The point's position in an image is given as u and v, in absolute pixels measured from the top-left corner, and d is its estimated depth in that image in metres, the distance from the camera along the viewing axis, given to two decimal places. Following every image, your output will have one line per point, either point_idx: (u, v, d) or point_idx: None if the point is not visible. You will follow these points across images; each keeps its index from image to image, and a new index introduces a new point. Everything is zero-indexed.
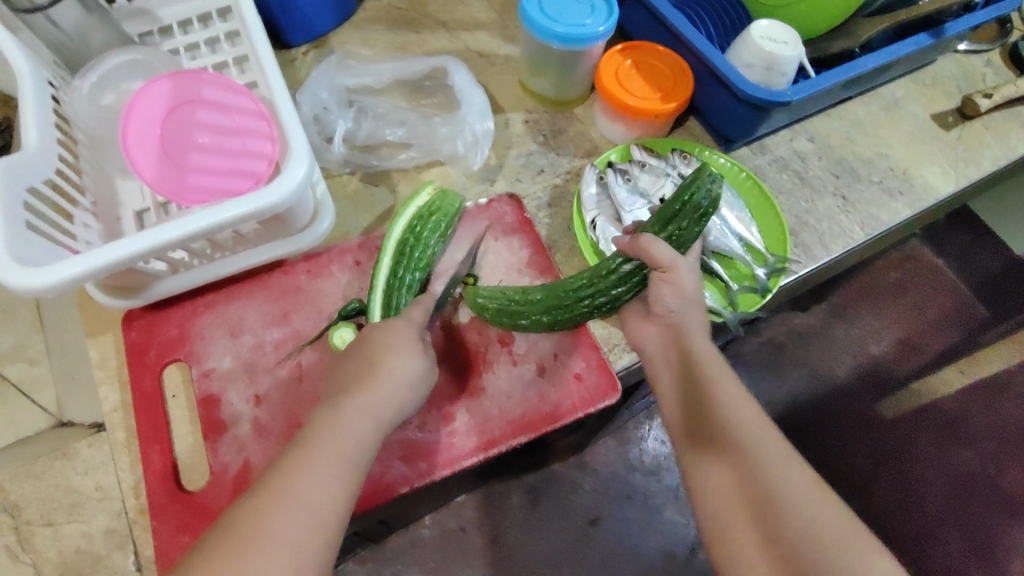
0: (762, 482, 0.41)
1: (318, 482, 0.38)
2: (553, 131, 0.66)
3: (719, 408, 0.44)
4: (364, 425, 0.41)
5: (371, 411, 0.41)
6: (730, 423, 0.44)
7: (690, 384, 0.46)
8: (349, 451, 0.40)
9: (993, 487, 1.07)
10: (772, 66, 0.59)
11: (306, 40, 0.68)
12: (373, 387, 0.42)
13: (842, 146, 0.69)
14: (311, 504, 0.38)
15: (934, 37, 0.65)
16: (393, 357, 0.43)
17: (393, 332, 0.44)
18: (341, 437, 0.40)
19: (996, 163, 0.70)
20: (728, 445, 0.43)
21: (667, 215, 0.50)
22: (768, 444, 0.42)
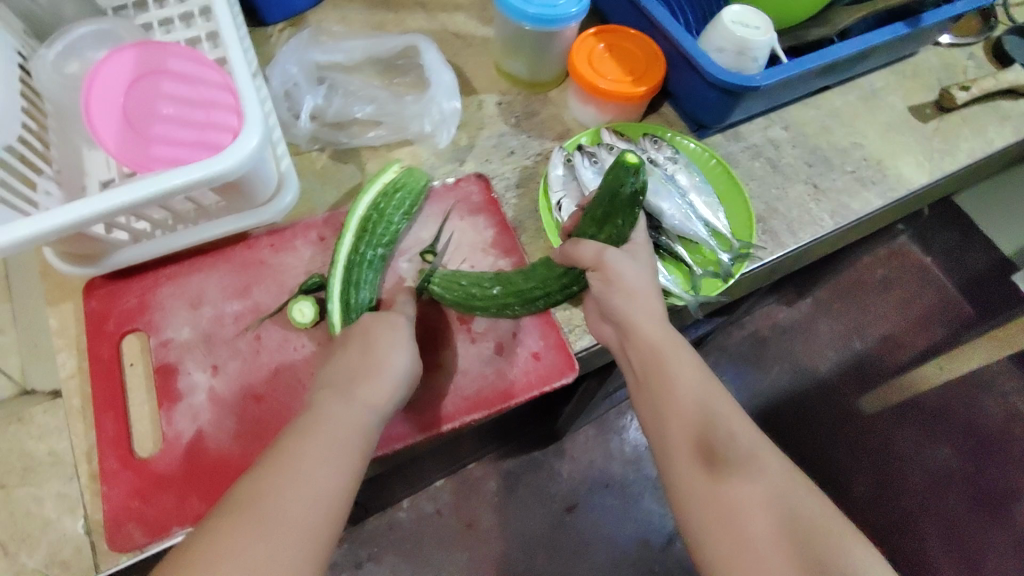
0: (727, 476, 0.40)
1: (325, 470, 0.38)
2: (527, 113, 0.66)
3: (681, 401, 0.44)
4: (362, 417, 0.41)
5: (367, 402, 0.41)
6: (693, 415, 0.43)
7: (653, 377, 0.45)
8: (352, 441, 0.40)
9: (972, 484, 1.07)
10: (742, 51, 0.59)
11: (283, 17, 0.68)
12: (372, 381, 0.42)
13: (817, 135, 0.69)
14: (317, 492, 0.37)
15: (910, 26, 0.65)
16: (393, 353, 0.43)
17: (389, 330, 0.45)
18: (342, 425, 0.40)
19: (972, 155, 0.70)
20: (694, 438, 0.42)
21: (600, 215, 0.48)
22: (735, 434, 0.42)
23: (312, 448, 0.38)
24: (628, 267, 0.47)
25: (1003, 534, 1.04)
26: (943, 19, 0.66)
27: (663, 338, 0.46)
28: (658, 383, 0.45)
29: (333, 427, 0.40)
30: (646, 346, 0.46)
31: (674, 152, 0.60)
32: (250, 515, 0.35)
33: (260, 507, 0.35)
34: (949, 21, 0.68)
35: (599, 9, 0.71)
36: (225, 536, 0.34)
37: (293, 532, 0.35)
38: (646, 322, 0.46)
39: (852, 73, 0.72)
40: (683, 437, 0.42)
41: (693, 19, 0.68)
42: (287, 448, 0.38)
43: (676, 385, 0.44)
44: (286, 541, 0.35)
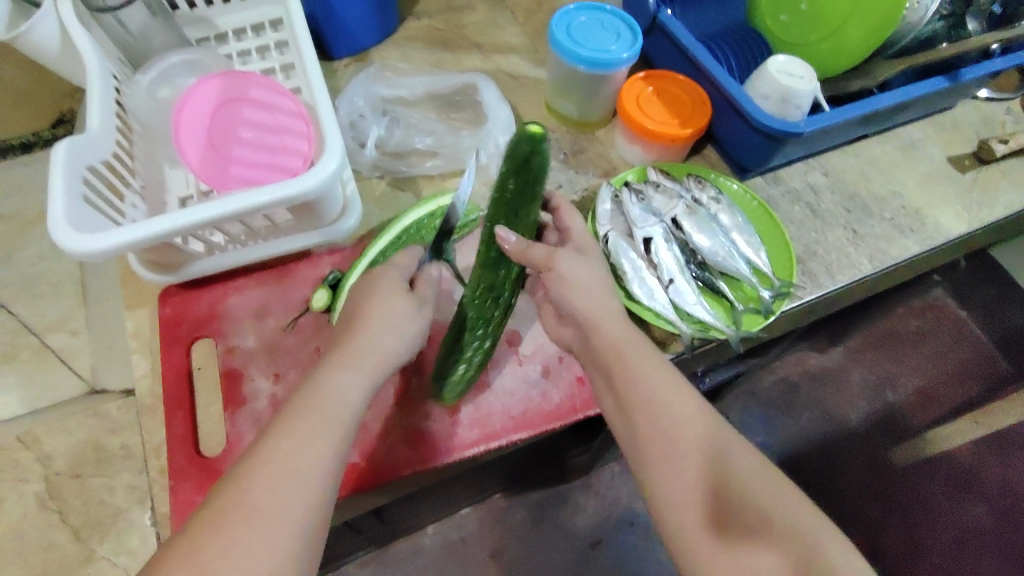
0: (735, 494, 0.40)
1: (302, 450, 0.38)
2: (574, 150, 0.69)
3: (655, 402, 0.44)
4: (354, 380, 0.42)
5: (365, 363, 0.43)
6: (687, 440, 0.43)
7: (640, 407, 0.44)
8: (337, 417, 0.40)
9: (1007, 544, 1.04)
10: (786, 99, 0.61)
11: (349, 53, 0.74)
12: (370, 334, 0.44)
13: (856, 182, 0.71)
14: (297, 474, 0.37)
15: (950, 81, 0.67)
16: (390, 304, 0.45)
17: (393, 303, 0.45)
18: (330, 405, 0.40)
19: (1010, 207, 0.71)
20: (668, 437, 0.43)
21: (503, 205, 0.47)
22: (736, 462, 0.42)
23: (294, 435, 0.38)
24: None
25: None
26: (983, 74, 0.68)
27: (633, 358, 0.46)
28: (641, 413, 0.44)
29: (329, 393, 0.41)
30: (634, 372, 0.45)
31: (719, 191, 0.62)
32: (239, 487, 0.36)
33: (258, 469, 0.37)
34: (990, 76, 0.70)
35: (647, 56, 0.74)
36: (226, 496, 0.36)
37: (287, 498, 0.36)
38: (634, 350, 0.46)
39: (891, 123, 0.74)
40: (673, 465, 0.42)
41: (736, 66, 0.72)
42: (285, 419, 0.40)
43: (668, 412, 0.44)
44: (280, 504, 0.36)
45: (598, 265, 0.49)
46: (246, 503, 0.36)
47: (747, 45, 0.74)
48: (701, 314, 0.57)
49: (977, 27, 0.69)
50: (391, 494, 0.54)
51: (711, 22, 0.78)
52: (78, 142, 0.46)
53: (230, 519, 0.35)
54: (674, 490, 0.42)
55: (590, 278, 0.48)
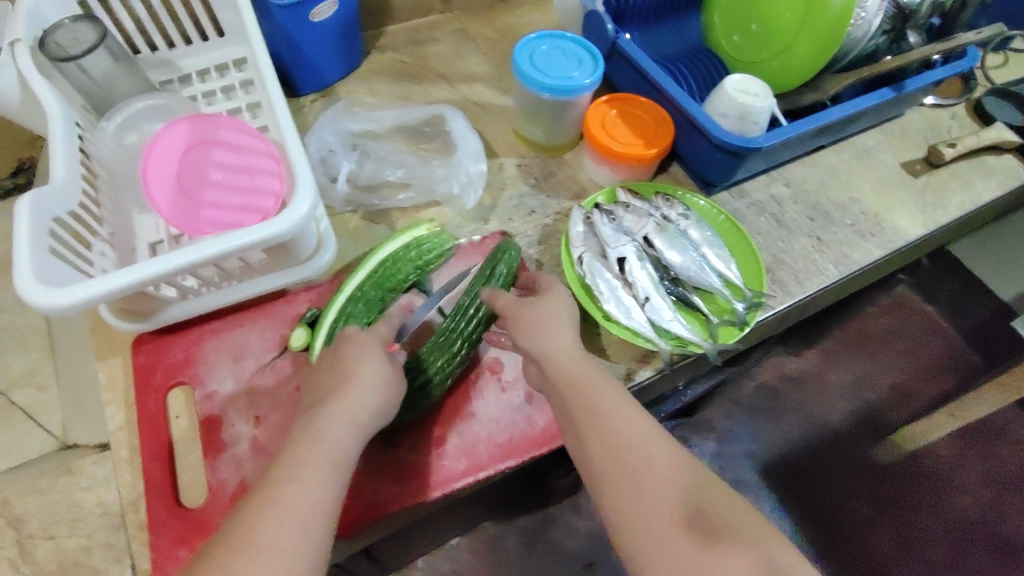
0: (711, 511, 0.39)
1: (305, 490, 0.37)
2: (544, 174, 0.70)
3: (599, 412, 0.43)
4: (350, 425, 0.41)
5: (358, 418, 0.42)
6: (643, 454, 0.41)
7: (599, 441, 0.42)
8: (333, 460, 0.39)
9: (991, 534, 1.08)
10: (744, 116, 0.63)
11: (315, 89, 0.74)
12: (357, 388, 0.43)
13: (817, 191, 0.73)
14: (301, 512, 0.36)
15: (895, 91, 0.70)
16: (371, 361, 0.45)
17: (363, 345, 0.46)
18: (326, 448, 0.39)
19: (962, 207, 0.74)
20: (613, 447, 0.42)
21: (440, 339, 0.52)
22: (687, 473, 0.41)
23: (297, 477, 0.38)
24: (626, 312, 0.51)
25: None
26: (926, 84, 0.72)
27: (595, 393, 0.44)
28: (597, 443, 0.42)
29: (320, 443, 0.40)
30: (588, 405, 0.44)
31: (685, 208, 0.63)
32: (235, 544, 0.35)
33: (264, 509, 0.36)
34: (934, 85, 0.73)
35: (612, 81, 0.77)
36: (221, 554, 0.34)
37: (287, 545, 0.35)
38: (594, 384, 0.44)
39: (845, 133, 0.77)
40: (643, 480, 0.40)
41: (695, 86, 0.75)
42: (275, 471, 0.38)
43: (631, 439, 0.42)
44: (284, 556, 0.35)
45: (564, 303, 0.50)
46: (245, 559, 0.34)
47: (703, 67, 0.77)
48: (678, 329, 0.58)
49: (920, 38, 0.71)
50: (379, 531, 0.53)
51: (667, 45, 0.82)
52: (42, 193, 0.45)
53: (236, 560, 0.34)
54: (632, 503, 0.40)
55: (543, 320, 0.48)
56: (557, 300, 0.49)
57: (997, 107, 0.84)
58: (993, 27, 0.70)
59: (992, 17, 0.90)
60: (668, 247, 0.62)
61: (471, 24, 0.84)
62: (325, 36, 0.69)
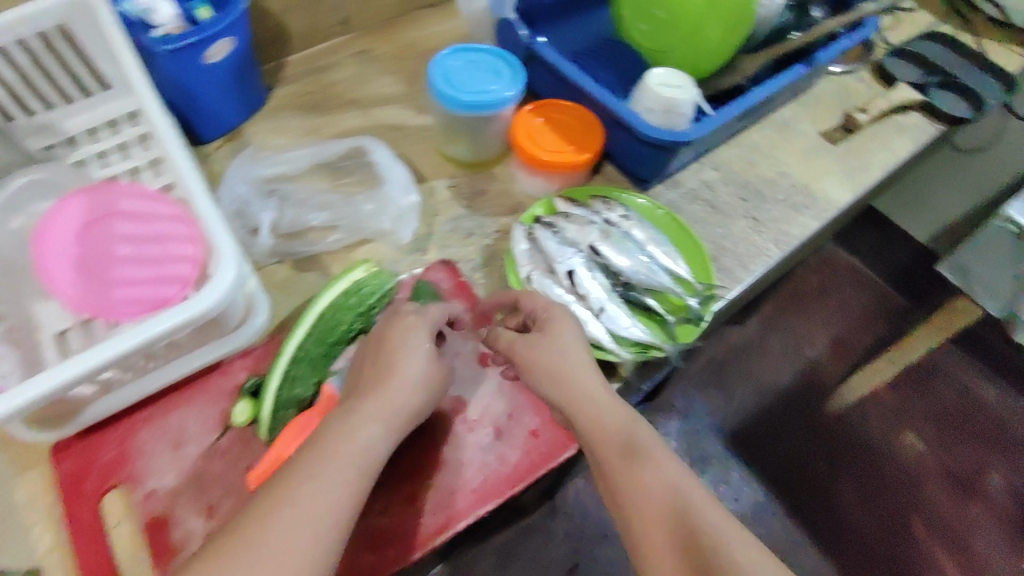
0: (653, 495, 0.41)
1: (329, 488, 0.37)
2: (475, 192, 0.68)
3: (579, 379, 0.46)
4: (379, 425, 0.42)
5: (384, 418, 0.42)
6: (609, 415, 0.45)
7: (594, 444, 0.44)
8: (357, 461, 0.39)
9: (942, 466, 1.13)
10: (669, 109, 0.63)
11: (219, 133, 0.69)
12: (385, 390, 0.43)
13: (745, 171, 0.74)
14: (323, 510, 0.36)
15: (808, 65, 0.71)
16: (401, 360, 0.45)
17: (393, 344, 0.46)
18: (352, 447, 0.40)
19: (883, 167, 0.76)
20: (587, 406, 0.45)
21: None
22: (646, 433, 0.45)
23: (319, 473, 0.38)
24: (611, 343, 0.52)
25: (979, 508, 1.09)
26: (835, 55, 0.73)
27: (592, 391, 0.46)
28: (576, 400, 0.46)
29: (342, 446, 0.39)
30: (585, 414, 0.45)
31: (625, 209, 0.63)
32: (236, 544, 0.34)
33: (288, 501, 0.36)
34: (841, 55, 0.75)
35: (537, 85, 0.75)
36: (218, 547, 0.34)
37: (303, 537, 0.35)
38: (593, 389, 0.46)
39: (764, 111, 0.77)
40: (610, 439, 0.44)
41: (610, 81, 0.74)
42: (293, 470, 0.38)
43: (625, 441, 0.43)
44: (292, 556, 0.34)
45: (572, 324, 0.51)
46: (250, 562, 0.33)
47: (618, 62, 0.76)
48: (638, 335, 0.57)
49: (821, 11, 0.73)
50: None
51: (578, 41, 0.80)
52: None
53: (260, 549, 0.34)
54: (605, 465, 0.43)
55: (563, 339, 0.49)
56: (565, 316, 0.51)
57: (897, 66, 0.87)
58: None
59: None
60: (614, 252, 0.61)
61: (376, 43, 0.81)
62: (220, 77, 0.64)
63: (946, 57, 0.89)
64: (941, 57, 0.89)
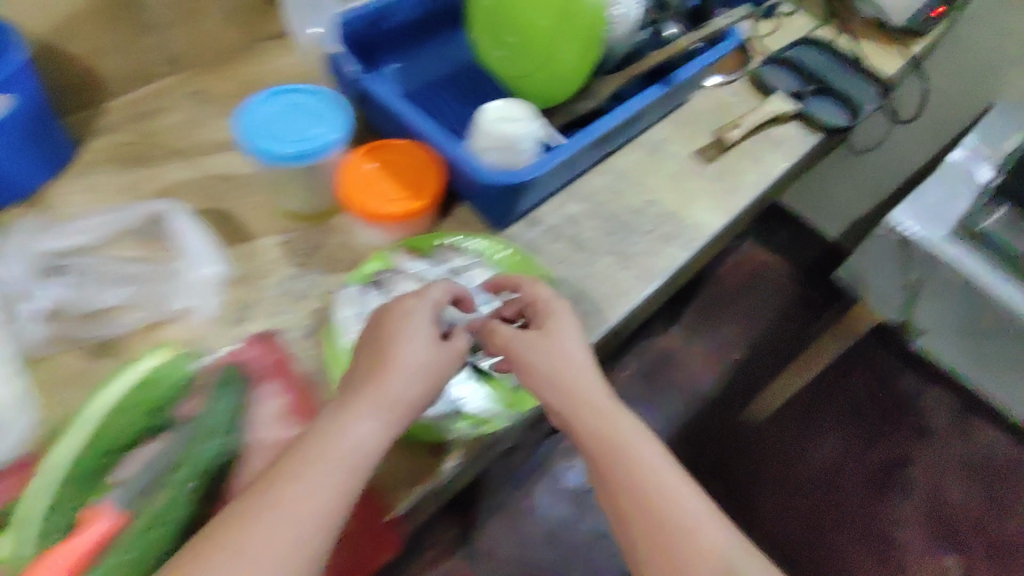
0: (640, 481, 0.44)
1: (308, 495, 0.38)
2: (309, 248, 0.61)
3: (583, 359, 0.49)
4: (377, 416, 0.42)
5: (387, 412, 0.43)
6: (601, 393, 0.48)
7: (597, 456, 0.46)
8: (355, 459, 0.40)
9: (862, 465, 1.12)
10: (506, 147, 0.57)
11: (12, 199, 0.61)
12: (392, 380, 0.44)
13: (611, 201, 0.69)
14: (321, 506, 0.38)
15: (667, 84, 0.67)
16: (403, 349, 0.45)
17: (400, 319, 0.46)
18: (350, 447, 0.41)
19: (757, 188, 0.72)
20: (584, 390, 0.48)
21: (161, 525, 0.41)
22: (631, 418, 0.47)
23: (314, 474, 0.39)
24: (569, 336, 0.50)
25: (901, 506, 1.09)
26: (699, 70, 0.68)
27: (582, 378, 0.48)
28: (577, 375, 0.48)
29: (336, 444, 0.40)
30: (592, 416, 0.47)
31: (467, 254, 0.59)
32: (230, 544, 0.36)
33: (283, 493, 0.37)
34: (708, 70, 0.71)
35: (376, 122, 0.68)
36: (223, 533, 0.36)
37: (290, 538, 0.36)
38: (594, 393, 0.48)
39: (630, 134, 0.73)
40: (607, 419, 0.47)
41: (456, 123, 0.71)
42: (286, 461, 0.39)
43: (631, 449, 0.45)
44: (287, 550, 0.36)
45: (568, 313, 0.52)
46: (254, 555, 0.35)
47: (471, 100, 0.73)
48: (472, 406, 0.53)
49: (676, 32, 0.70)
50: None
51: (430, 71, 0.74)
52: None
53: (244, 537, 0.36)
54: (603, 449, 0.46)
55: (561, 330, 0.50)
56: (562, 306, 0.52)
57: (775, 75, 0.83)
58: (734, 12, 0.71)
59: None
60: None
61: (211, 82, 0.73)
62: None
63: (825, 64, 0.86)
64: (821, 64, 0.86)
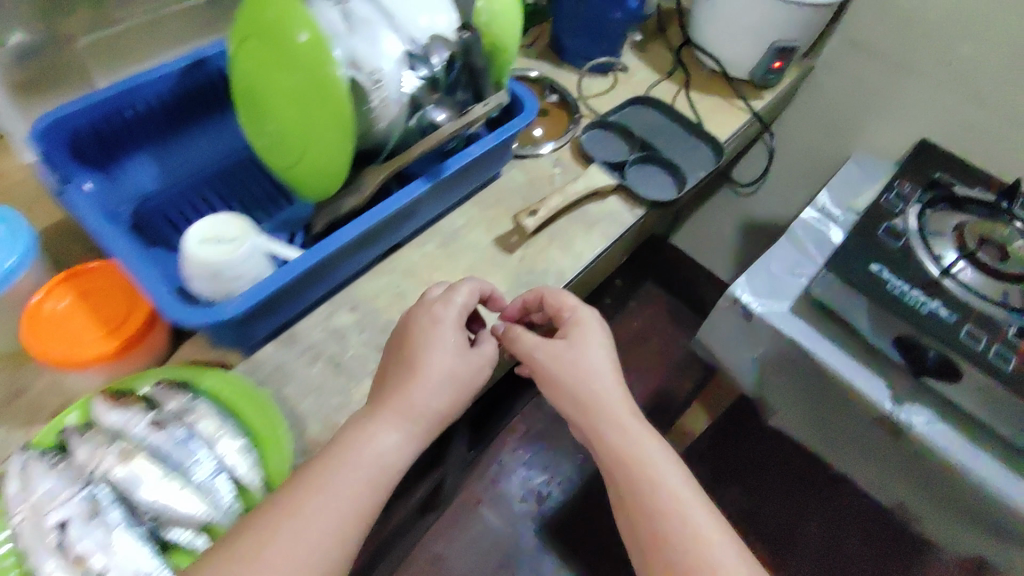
0: (652, 476, 0.49)
1: (343, 498, 0.44)
2: (10, 393, 0.53)
3: (590, 359, 0.55)
4: (397, 427, 0.48)
5: (407, 423, 0.48)
6: (608, 391, 0.54)
7: (623, 457, 0.51)
8: (362, 473, 0.45)
9: (761, 518, 1.12)
10: (211, 274, 0.49)
11: None
12: (406, 394, 0.49)
13: (389, 307, 0.61)
14: (334, 516, 0.43)
15: (432, 179, 0.60)
16: (431, 359, 0.51)
17: (425, 326, 0.53)
18: (362, 464, 0.45)
19: (559, 281, 0.66)
20: (592, 398, 0.53)
21: None
22: (619, 419, 0.53)
23: (334, 482, 0.44)
24: (596, 329, 0.58)
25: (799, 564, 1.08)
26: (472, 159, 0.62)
27: (585, 379, 0.54)
28: (574, 378, 0.54)
29: (357, 455, 0.46)
30: (607, 411, 0.53)
31: (194, 395, 0.51)
32: (245, 556, 0.40)
33: (310, 499, 0.43)
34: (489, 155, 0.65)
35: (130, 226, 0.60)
36: (249, 544, 0.41)
37: (314, 543, 0.41)
38: (610, 390, 0.54)
39: (418, 225, 0.66)
40: (598, 420, 0.53)
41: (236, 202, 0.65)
42: (323, 463, 0.45)
43: (641, 443, 0.52)
44: (300, 556, 0.41)
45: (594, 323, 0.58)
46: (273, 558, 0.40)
47: (243, 184, 0.66)
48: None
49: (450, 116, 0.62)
50: None
51: (193, 160, 0.67)
52: None
53: (273, 541, 0.41)
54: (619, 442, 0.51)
55: (590, 329, 0.57)
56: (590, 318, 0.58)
57: (598, 143, 0.77)
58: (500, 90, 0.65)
59: (588, 33, 0.83)
60: (166, 449, 0.49)
61: None
62: None
63: (656, 125, 0.80)
64: (650, 127, 0.79)
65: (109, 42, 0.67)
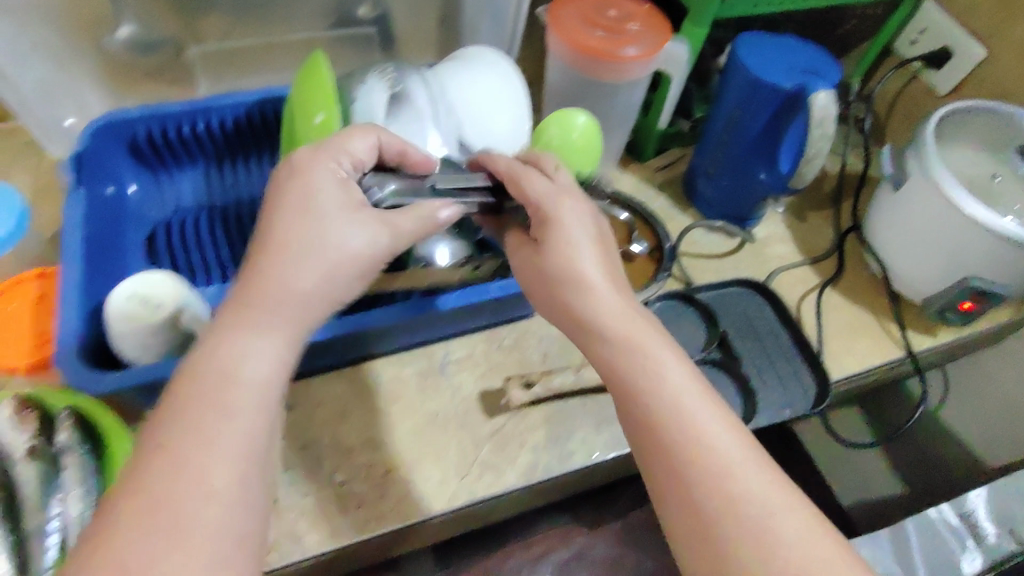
0: (717, 464, 0.36)
1: (218, 446, 0.32)
2: None
3: (616, 325, 0.40)
4: (259, 347, 0.35)
5: (256, 346, 0.35)
6: (648, 359, 0.39)
7: (679, 443, 0.36)
8: (233, 410, 0.33)
9: None
10: (121, 334, 0.45)
11: None
12: (278, 270, 0.37)
13: (323, 424, 0.52)
14: (216, 479, 0.31)
15: (414, 311, 0.52)
16: (332, 232, 0.39)
17: (305, 210, 0.39)
18: (233, 401, 0.33)
19: (527, 474, 0.51)
20: (627, 372, 0.39)
21: None
22: (664, 395, 0.38)
23: (202, 428, 0.32)
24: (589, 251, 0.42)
25: None
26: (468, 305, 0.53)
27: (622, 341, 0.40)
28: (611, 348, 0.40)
29: (229, 392, 0.33)
30: (653, 396, 0.38)
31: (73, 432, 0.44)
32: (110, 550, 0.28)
33: (190, 450, 0.31)
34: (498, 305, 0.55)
35: (150, 232, 0.60)
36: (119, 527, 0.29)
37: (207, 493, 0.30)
38: (653, 343, 0.40)
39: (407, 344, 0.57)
40: (645, 409, 0.38)
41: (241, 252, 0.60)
42: (181, 415, 0.32)
43: (676, 406, 0.37)
44: (199, 517, 0.30)
45: (584, 229, 0.43)
46: (173, 533, 0.29)
47: None
48: None
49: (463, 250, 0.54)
50: None
51: (240, 187, 0.64)
52: None
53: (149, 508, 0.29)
54: (666, 428, 0.37)
55: (586, 258, 0.42)
56: (585, 225, 0.43)
57: (672, 318, 0.61)
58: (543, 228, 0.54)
59: (728, 179, 0.67)
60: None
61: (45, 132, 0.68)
62: None
63: (759, 327, 0.61)
64: (751, 326, 0.61)
65: (227, 55, 0.67)
